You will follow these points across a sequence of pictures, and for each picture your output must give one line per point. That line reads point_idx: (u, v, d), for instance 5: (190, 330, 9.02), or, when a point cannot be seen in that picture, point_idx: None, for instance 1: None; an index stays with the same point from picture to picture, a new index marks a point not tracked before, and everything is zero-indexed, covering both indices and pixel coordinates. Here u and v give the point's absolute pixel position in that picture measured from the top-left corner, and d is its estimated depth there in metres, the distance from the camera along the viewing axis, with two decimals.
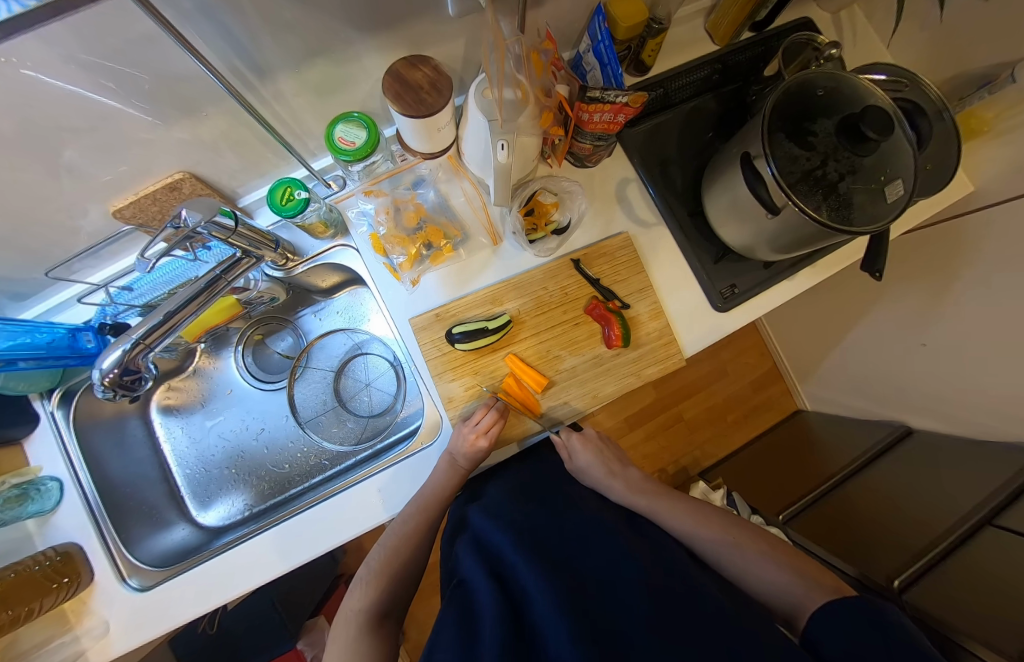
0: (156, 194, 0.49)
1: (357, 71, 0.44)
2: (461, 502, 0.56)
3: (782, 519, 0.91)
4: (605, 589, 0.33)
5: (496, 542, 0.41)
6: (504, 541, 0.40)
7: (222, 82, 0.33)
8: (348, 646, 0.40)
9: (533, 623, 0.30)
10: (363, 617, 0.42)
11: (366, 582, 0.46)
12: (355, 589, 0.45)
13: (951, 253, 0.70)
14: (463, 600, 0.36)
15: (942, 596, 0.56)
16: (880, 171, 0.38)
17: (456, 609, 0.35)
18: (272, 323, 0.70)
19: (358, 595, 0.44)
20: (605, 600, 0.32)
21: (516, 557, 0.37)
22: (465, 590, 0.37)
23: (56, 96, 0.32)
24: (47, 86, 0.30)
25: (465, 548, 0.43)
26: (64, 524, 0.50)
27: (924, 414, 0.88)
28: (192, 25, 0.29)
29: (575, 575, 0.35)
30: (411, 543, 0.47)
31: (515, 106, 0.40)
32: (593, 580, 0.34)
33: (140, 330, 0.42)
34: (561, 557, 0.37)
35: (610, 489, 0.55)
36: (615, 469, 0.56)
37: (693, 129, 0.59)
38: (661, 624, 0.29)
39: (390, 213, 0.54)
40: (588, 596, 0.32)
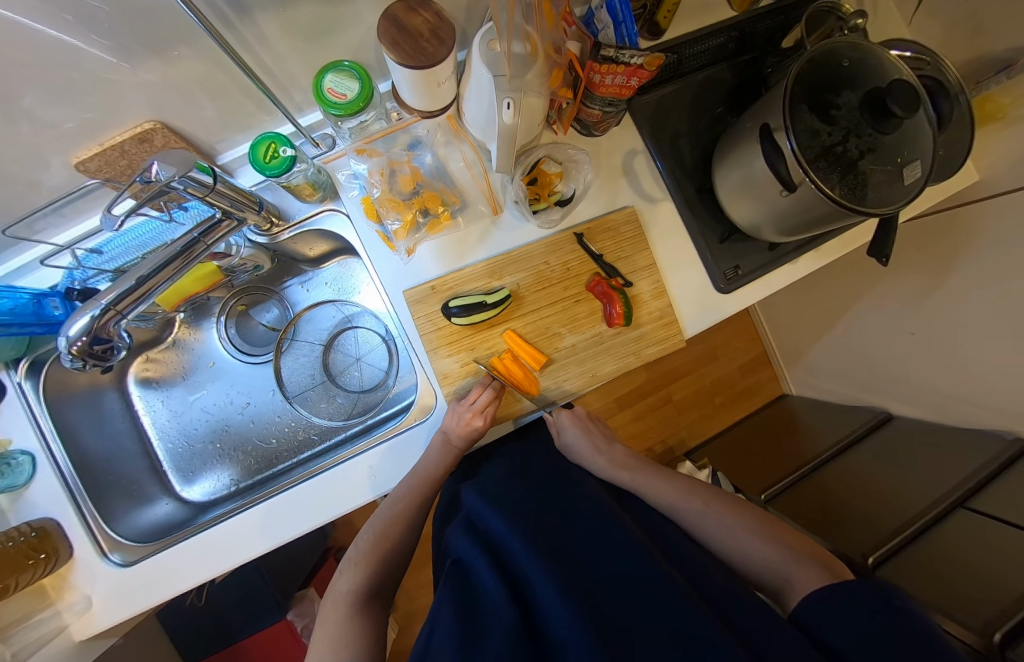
0: (125, 145, 0.44)
1: (348, 15, 0.40)
2: (454, 481, 0.56)
3: (765, 498, 0.93)
4: (600, 566, 0.33)
5: (490, 522, 0.41)
6: (498, 521, 0.40)
7: (198, 18, 0.30)
8: (337, 622, 0.39)
9: (531, 604, 0.30)
10: (351, 599, 0.42)
11: (355, 563, 0.45)
12: (344, 571, 0.45)
13: (948, 243, 0.70)
14: (458, 579, 0.35)
15: (913, 572, 0.59)
16: (899, 152, 0.36)
17: (450, 589, 0.34)
18: (257, 293, 0.67)
19: (348, 576, 0.44)
20: (601, 579, 0.32)
21: (510, 536, 0.37)
22: (461, 569, 0.37)
23: (0, 26, 0.27)
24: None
25: (458, 528, 0.42)
26: (38, 501, 0.48)
27: (907, 402, 0.91)
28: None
29: (572, 554, 0.35)
30: (405, 518, 0.47)
31: (524, 61, 0.38)
32: (589, 558, 0.35)
33: (108, 296, 0.39)
34: (554, 533, 0.38)
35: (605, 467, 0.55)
36: (607, 448, 0.57)
37: (706, 100, 0.56)
38: (657, 597, 0.29)
39: (385, 176, 0.50)
40: (584, 577, 0.32)
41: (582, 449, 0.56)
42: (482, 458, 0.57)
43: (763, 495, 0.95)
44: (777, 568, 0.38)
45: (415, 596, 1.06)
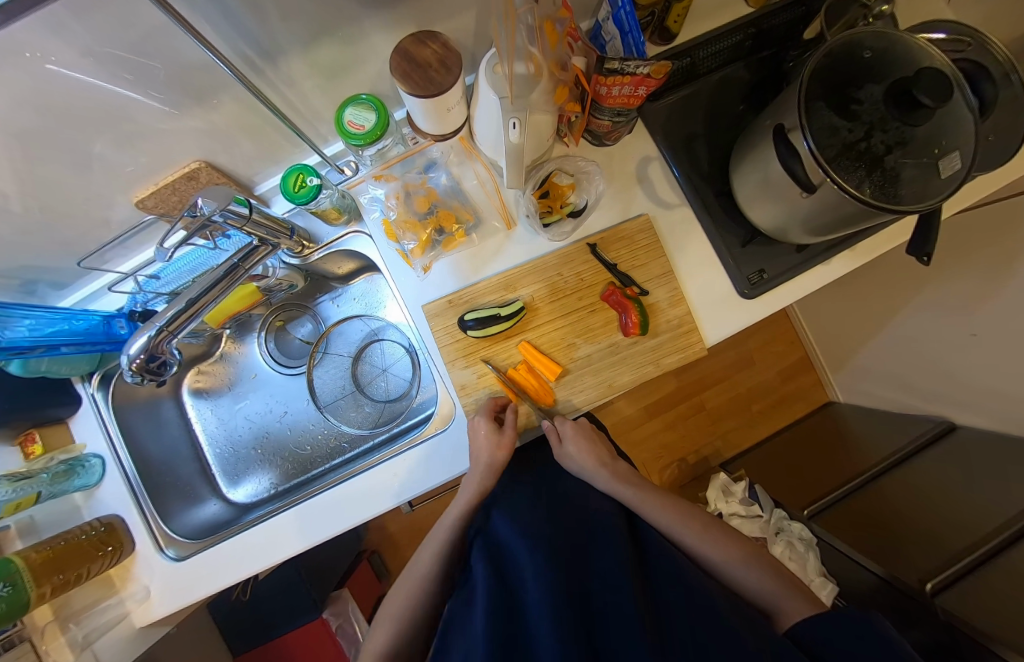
0: (176, 184, 0.50)
1: (364, 50, 0.43)
2: (474, 492, 0.57)
3: (806, 515, 0.88)
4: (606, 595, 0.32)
5: (504, 539, 0.41)
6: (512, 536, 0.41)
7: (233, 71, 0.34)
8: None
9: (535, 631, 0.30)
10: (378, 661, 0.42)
11: (379, 618, 0.45)
12: (370, 628, 0.45)
13: (1011, 234, 0.63)
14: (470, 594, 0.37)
15: (981, 604, 0.52)
16: (934, 143, 0.34)
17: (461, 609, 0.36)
18: (293, 309, 0.72)
19: (368, 630, 0.44)
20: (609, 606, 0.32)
21: (522, 552, 0.38)
22: (472, 588, 0.37)
23: (74, 88, 0.32)
24: (68, 80, 0.31)
25: (474, 544, 0.43)
26: (106, 498, 0.54)
27: (971, 410, 0.82)
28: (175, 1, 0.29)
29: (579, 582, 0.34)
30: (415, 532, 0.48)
31: (527, 81, 0.38)
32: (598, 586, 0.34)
33: (163, 317, 0.44)
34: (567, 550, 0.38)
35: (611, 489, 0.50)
36: (604, 459, 0.51)
37: (722, 101, 0.54)
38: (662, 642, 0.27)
39: (401, 198, 0.52)
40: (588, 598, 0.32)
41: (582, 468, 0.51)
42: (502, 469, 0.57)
43: (805, 510, 0.89)
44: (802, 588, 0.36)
45: None
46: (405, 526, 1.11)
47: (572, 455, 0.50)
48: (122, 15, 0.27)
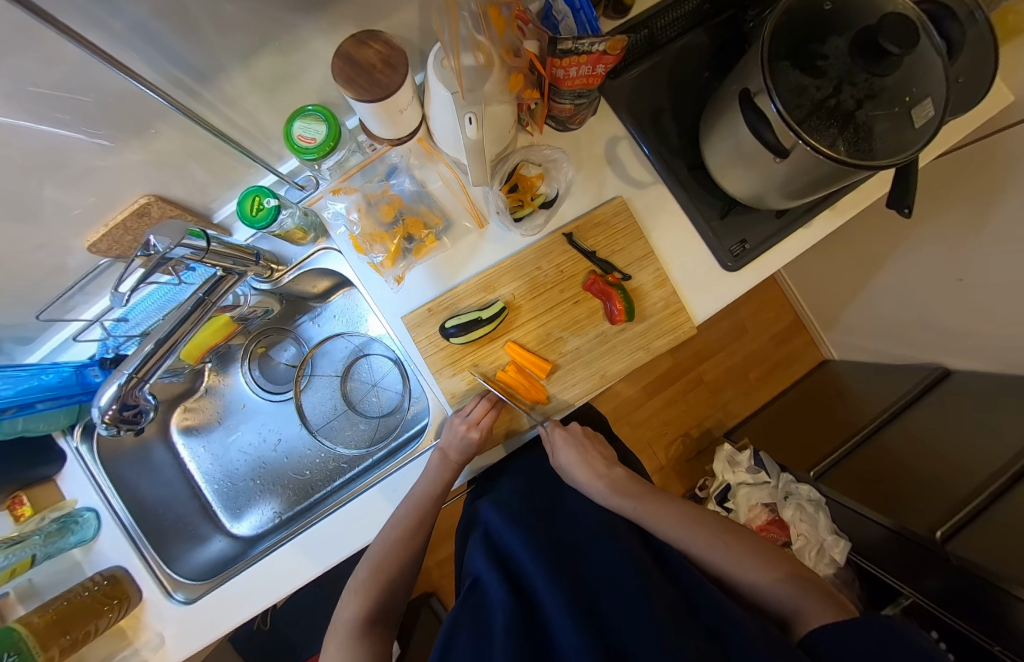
0: (126, 223, 0.48)
1: (305, 57, 0.41)
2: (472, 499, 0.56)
3: (813, 476, 0.89)
4: (610, 592, 0.32)
5: (506, 539, 0.41)
6: (513, 538, 0.40)
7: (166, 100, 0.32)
8: (339, 646, 0.41)
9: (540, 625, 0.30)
10: (356, 625, 0.43)
11: (353, 590, 0.46)
12: (345, 596, 0.46)
13: (988, 174, 0.63)
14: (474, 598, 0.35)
15: (988, 544, 0.53)
16: (905, 91, 0.33)
17: (467, 600, 0.35)
18: (273, 334, 0.70)
19: (348, 603, 0.45)
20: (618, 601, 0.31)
21: (524, 553, 0.37)
22: (474, 584, 0.37)
23: None
24: None
25: (476, 543, 0.42)
26: (106, 551, 0.52)
27: (965, 355, 0.82)
28: (82, 22, 0.27)
29: (583, 579, 0.33)
30: (409, 538, 0.46)
31: (477, 73, 0.37)
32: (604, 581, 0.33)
33: (129, 366, 0.42)
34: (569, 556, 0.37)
35: (614, 483, 0.49)
36: (598, 468, 0.50)
37: (686, 70, 0.52)
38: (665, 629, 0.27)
39: (364, 210, 0.50)
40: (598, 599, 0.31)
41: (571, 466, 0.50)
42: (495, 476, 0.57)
43: (811, 472, 0.89)
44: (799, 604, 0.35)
45: None
46: None
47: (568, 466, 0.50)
48: (25, 43, 0.25)
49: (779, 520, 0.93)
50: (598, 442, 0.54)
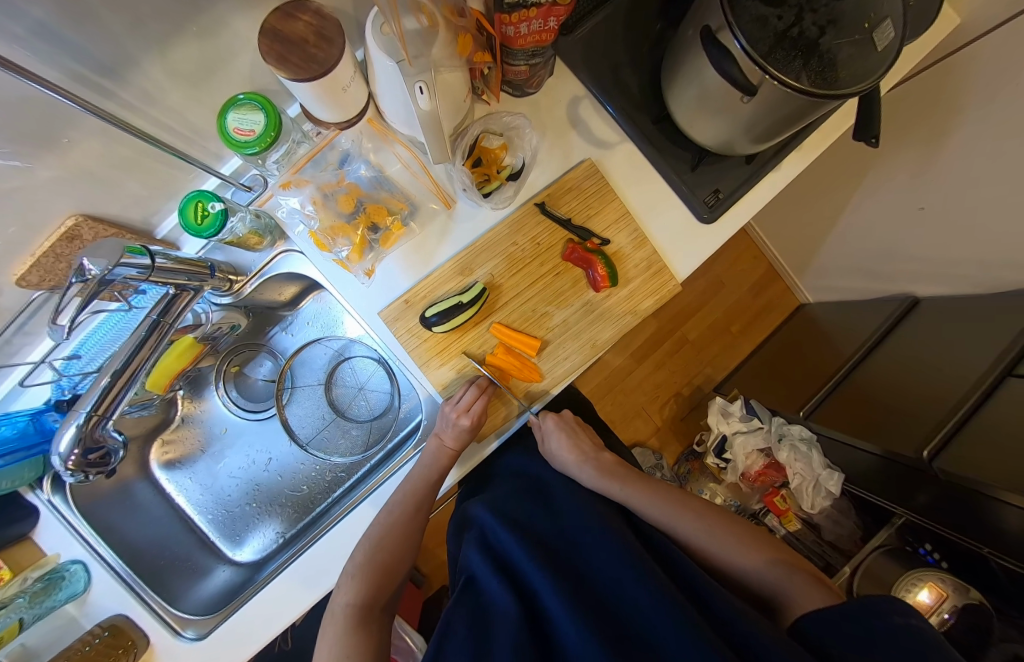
0: (56, 250, 0.42)
1: (228, 40, 0.37)
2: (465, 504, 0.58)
3: (803, 415, 0.94)
4: (605, 583, 0.36)
5: (503, 543, 0.44)
6: (509, 541, 0.43)
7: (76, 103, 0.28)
8: (338, 636, 0.42)
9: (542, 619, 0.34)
10: (351, 610, 0.43)
11: (351, 575, 0.44)
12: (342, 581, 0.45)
13: (942, 99, 0.64)
14: (474, 601, 0.38)
15: (969, 455, 0.56)
16: (867, 15, 0.32)
17: (470, 602, 0.39)
18: (245, 350, 0.67)
19: (344, 590, 0.44)
20: (610, 592, 0.35)
21: (519, 551, 0.40)
22: (475, 590, 0.40)
23: None
24: None
25: (474, 547, 0.45)
26: (102, 601, 0.49)
27: (932, 281, 0.85)
28: None
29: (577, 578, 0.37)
30: (409, 524, 0.47)
31: (423, 36, 0.34)
32: (602, 575, 0.37)
33: (87, 403, 0.39)
34: (563, 554, 0.41)
35: (601, 466, 0.53)
36: (586, 452, 0.54)
37: (641, 17, 0.50)
38: (653, 607, 0.31)
39: (320, 202, 0.47)
40: (591, 593, 0.35)
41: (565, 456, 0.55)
42: (488, 475, 0.62)
43: (801, 412, 0.95)
44: (788, 588, 0.40)
45: None
46: (434, 532, 1.10)
47: (556, 450, 0.55)
48: None
49: (775, 463, 0.97)
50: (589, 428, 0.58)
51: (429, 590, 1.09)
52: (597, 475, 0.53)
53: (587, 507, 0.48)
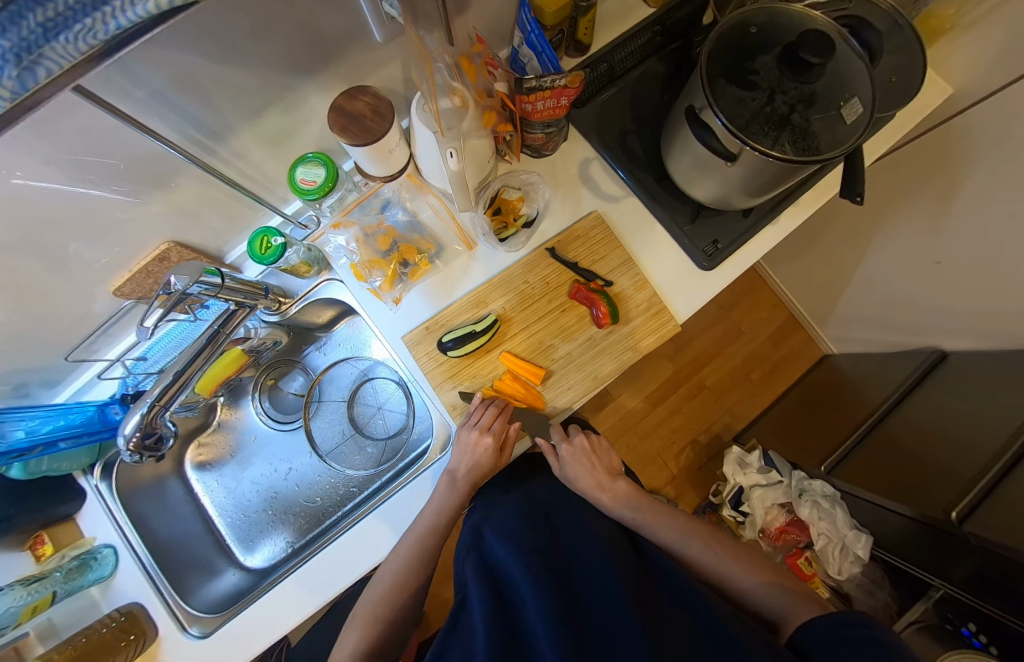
0: (149, 267, 0.52)
1: (305, 114, 0.47)
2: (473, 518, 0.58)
3: (825, 470, 0.89)
4: (594, 609, 0.37)
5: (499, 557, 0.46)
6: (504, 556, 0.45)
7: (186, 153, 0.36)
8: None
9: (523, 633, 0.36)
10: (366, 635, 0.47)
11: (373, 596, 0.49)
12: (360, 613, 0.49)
13: (944, 162, 0.67)
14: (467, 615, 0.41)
15: (1003, 522, 0.53)
16: (835, 96, 0.37)
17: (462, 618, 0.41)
18: (282, 365, 0.73)
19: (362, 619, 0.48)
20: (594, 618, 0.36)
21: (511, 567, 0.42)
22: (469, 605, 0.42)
23: (53, 195, 0.37)
24: (23, 186, 0.35)
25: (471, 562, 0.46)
26: (123, 587, 0.53)
27: (958, 335, 0.83)
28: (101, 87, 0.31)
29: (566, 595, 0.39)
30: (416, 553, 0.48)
31: (455, 113, 0.42)
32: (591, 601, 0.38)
33: (153, 393, 0.46)
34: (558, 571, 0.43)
35: (617, 497, 0.54)
36: (603, 482, 0.55)
37: (645, 96, 0.58)
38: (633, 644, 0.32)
39: (362, 241, 0.54)
40: (576, 614, 0.36)
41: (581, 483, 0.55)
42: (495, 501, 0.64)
43: (823, 466, 0.89)
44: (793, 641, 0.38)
45: None
46: None
47: (574, 477, 0.55)
48: (66, 111, 0.31)
49: (797, 520, 0.92)
50: (607, 453, 0.57)
51: (426, 629, 1.05)
52: (611, 505, 0.54)
53: (591, 540, 0.49)
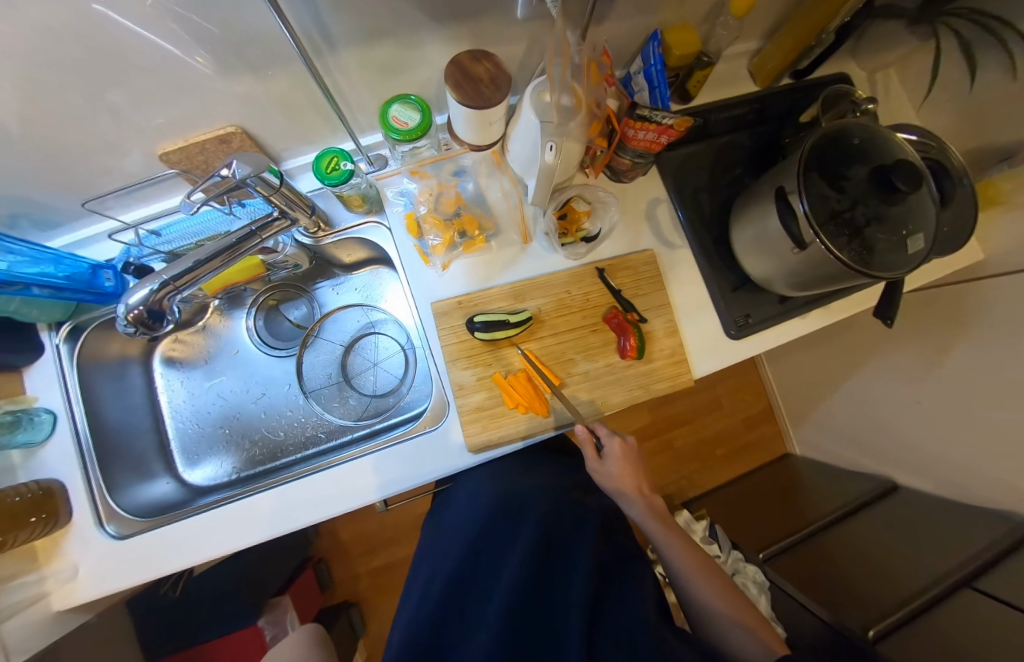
0: (205, 144, 0.49)
1: (419, 56, 0.46)
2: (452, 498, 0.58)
3: (762, 559, 0.92)
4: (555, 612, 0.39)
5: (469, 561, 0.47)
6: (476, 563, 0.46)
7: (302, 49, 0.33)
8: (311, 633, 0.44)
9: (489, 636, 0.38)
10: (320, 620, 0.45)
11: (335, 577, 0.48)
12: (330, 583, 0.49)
13: (954, 315, 0.72)
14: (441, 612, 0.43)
15: (915, 649, 0.56)
16: (905, 224, 0.40)
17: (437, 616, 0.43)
18: (289, 290, 0.69)
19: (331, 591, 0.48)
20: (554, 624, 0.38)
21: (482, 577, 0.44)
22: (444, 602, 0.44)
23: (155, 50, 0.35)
24: (115, 21, 0.30)
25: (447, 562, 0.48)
26: (51, 458, 0.49)
27: (913, 473, 0.90)
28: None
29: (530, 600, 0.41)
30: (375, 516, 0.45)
31: (570, 111, 0.43)
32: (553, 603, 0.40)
33: (169, 272, 0.43)
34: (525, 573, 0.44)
35: (652, 509, 0.52)
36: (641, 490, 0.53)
37: (726, 161, 0.61)
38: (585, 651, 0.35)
39: (431, 197, 0.55)
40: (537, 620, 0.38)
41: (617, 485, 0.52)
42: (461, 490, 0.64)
43: (760, 554, 0.92)
44: None
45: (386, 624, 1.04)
46: (358, 537, 1.06)
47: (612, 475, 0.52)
48: None
49: None
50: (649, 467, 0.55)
51: (329, 598, 1.03)
52: (646, 515, 0.51)
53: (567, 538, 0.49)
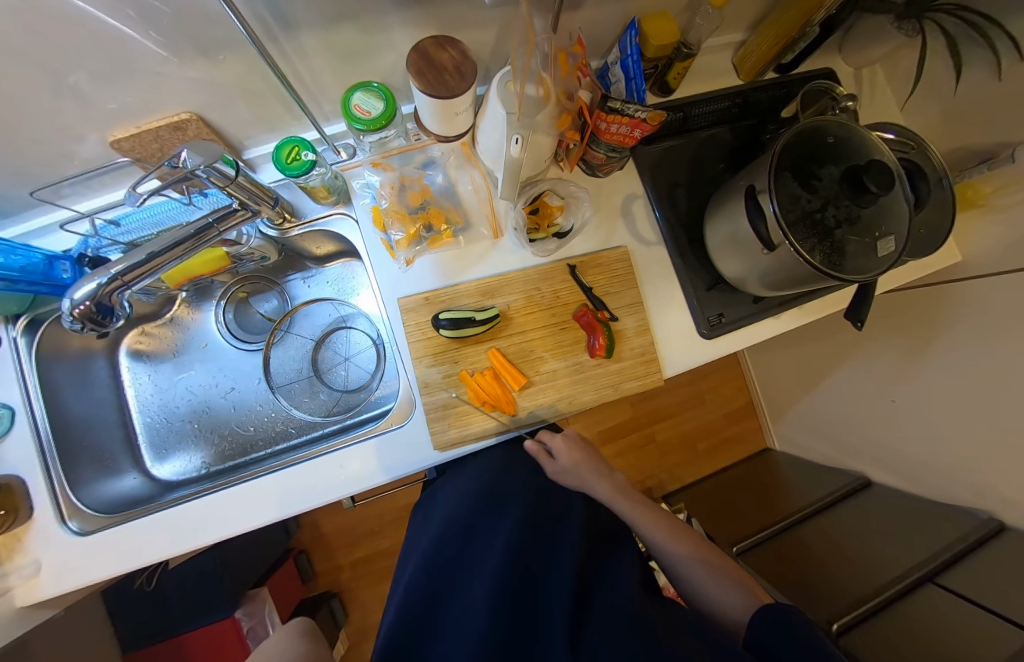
0: (159, 131, 0.47)
1: (382, 41, 0.44)
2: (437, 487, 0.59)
3: (735, 550, 0.92)
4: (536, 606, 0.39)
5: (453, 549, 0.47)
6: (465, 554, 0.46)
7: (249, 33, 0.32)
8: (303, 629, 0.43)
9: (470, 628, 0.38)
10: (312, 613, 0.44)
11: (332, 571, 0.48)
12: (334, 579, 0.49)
13: (931, 316, 0.73)
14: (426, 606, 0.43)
15: (874, 642, 0.57)
16: (876, 226, 0.39)
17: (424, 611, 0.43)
18: (260, 282, 0.68)
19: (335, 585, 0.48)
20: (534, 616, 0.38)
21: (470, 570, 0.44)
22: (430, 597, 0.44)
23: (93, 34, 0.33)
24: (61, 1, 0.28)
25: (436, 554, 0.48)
26: (9, 454, 0.48)
27: (886, 471, 0.92)
28: None
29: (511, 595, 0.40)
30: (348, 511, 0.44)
31: (536, 103, 0.40)
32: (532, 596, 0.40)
33: (119, 266, 0.42)
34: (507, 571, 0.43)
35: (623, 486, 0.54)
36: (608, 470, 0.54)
37: (705, 156, 0.59)
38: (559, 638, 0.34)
39: (395, 189, 0.54)
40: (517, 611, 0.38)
41: (600, 472, 0.54)
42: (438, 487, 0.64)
43: (733, 547, 0.93)
44: None
45: (367, 614, 1.05)
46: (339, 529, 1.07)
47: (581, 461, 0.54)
48: None
49: None
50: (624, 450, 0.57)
51: (311, 588, 1.04)
52: (614, 492, 0.52)
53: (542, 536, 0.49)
